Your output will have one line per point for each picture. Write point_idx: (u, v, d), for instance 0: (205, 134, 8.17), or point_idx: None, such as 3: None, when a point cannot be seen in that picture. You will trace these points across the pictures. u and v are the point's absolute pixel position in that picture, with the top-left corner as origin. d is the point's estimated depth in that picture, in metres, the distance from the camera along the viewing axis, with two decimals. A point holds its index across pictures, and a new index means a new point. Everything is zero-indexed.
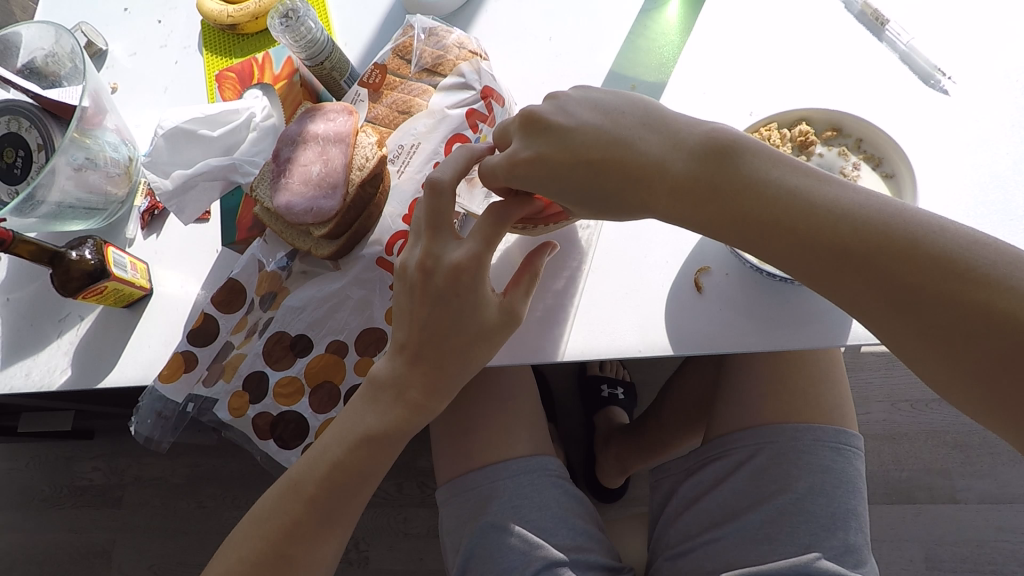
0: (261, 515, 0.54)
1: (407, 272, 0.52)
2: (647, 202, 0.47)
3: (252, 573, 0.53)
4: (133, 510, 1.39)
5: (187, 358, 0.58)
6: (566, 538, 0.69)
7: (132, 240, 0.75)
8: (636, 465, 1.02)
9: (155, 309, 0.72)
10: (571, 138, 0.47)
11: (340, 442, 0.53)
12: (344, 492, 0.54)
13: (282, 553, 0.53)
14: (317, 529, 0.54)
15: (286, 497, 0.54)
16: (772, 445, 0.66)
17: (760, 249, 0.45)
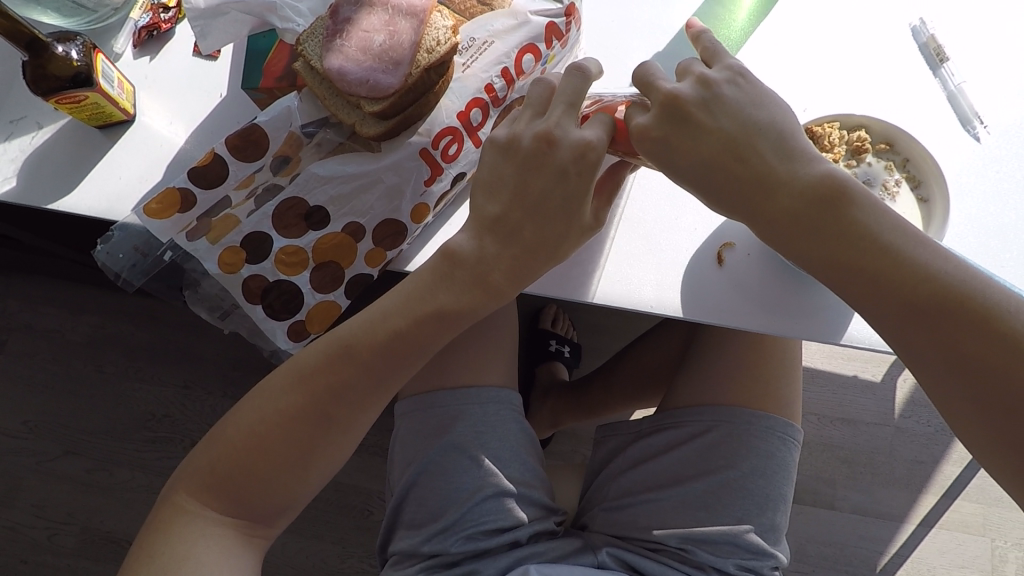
0: (304, 371, 0.54)
1: (520, 143, 0.49)
2: (753, 223, 0.47)
3: (290, 426, 0.54)
4: (18, 360, 1.26)
5: (183, 197, 0.52)
6: (516, 472, 0.71)
7: (120, 55, 0.66)
8: (569, 420, 1.06)
9: (134, 140, 0.64)
10: (706, 140, 0.45)
11: (404, 315, 0.53)
12: (398, 361, 0.54)
13: (325, 412, 0.54)
14: (363, 394, 0.54)
15: (336, 358, 0.53)
16: (728, 424, 0.70)
17: (848, 295, 0.46)
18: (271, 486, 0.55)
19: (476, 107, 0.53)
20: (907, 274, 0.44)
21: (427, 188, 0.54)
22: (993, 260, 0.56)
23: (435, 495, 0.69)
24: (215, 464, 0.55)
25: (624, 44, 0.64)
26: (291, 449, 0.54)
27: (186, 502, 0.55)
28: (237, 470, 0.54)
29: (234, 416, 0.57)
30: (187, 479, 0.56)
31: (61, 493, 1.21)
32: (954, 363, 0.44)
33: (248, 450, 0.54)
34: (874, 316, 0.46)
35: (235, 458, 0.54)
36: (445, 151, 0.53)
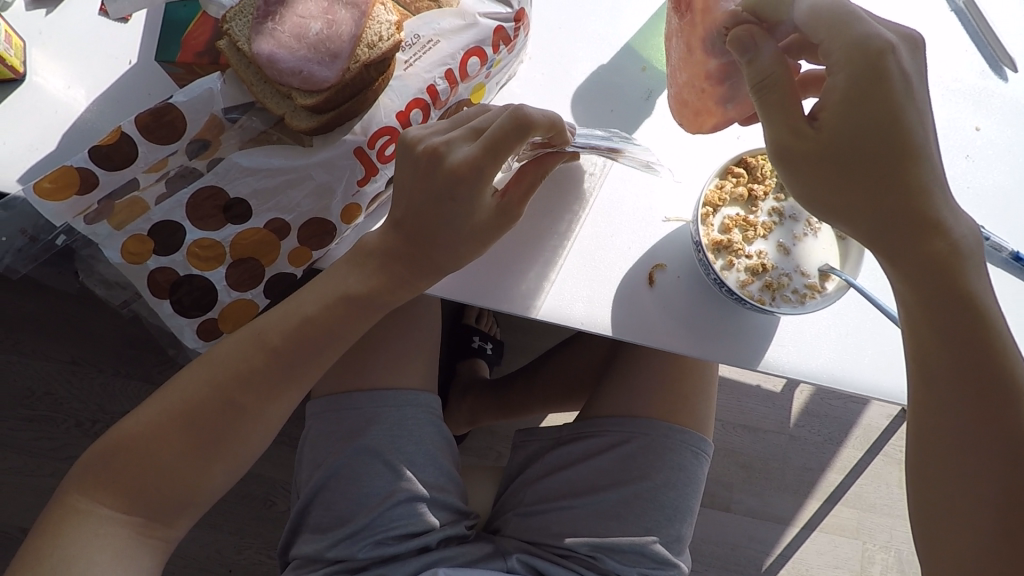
0: (212, 358, 0.51)
1: (415, 150, 0.48)
2: (905, 218, 0.46)
3: (193, 416, 0.51)
4: None
5: (80, 177, 0.47)
6: (431, 477, 0.70)
7: (9, 5, 0.58)
8: (488, 420, 1.06)
9: (22, 101, 0.57)
10: (881, 119, 0.44)
11: (315, 298, 0.52)
12: (311, 347, 0.52)
13: (232, 400, 0.51)
14: (273, 382, 0.52)
15: (247, 343, 0.51)
16: (643, 436, 0.72)
17: (931, 309, 0.48)
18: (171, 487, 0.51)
19: (417, 108, 0.51)
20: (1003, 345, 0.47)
21: (360, 188, 0.51)
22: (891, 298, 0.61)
23: (345, 499, 0.67)
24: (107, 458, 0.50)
25: (569, 55, 0.63)
26: (192, 442, 0.51)
27: (71, 503, 0.50)
28: (132, 464, 0.50)
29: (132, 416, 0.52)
30: (77, 479, 0.51)
31: None
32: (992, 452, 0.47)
33: (146, 442, 0.50)
34: (923, 336, 0.49)
35: (132, 453, 0.50)
36: (382, 151, 0.51)
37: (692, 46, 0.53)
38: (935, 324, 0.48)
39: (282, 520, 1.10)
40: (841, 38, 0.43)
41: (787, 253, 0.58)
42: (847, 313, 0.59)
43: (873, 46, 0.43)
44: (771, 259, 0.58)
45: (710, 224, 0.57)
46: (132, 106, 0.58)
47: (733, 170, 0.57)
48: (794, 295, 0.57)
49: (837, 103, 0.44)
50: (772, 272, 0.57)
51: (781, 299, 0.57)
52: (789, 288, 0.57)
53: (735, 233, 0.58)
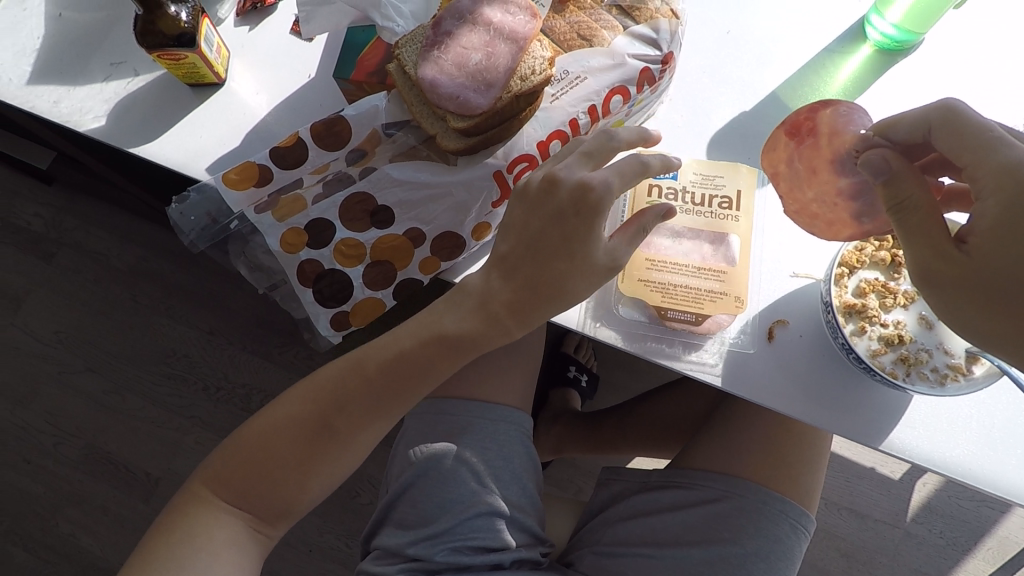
0: (320, 380, 0.56)
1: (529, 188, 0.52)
2: None
3: (295, 433, 0.56)
4: (60, 272, 1.33)
5: (260, 172, 0.54)
6: (514, 496, 0.71)
7: (222, 21, 0.68)
8: (573, 450, 1.04)
9: (219, 103, 0.66)
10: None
11: (415, 335, 0.54)
12: (404, 377, 0.55)
13: (327, 424, 0.55)
14: (364, 413, 0.55)
15: (349, 371, 0.56)
16: (737, 497, 0.69)
17: None
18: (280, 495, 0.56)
19: (557, 139, 0.54)
20: None
21: (493, 209, 0.56)
22: None
23: (429, 502, 0.69)
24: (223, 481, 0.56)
25: (711, 100, 0.63)
26: (287, 463, 0.56)
27: (196, 492, 0.57)
28: (238, 479, 0.56)
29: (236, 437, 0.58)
30: (201, 476, 0.58)
31: (73, 406, 1.25)
32: None
33: (245, 470, 0.56)
34: None
35: (231, 474, 0.56)
36: (518, 177, 0.54)
37: (818, 167, 0.52)
38: None
39: (363, 511, 1.15)
40: (985, 166, 0.43)
41: (930, 327, 0.53)
42: (990, 403, 0.54)
43: (1014, 170, 0.42)
44: (910, 331, 0.54)
45: (843, 284, 0.54)
46: (304, 114, 0.66)
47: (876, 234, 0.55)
48: (932, 374, 0.52)
49: (988, 229, 0.44)
50: (909, 346, 0.53)
51: (917, 376, 0.52)
52: (927, 366, 0.52)
53: (871, 298, 0.54)
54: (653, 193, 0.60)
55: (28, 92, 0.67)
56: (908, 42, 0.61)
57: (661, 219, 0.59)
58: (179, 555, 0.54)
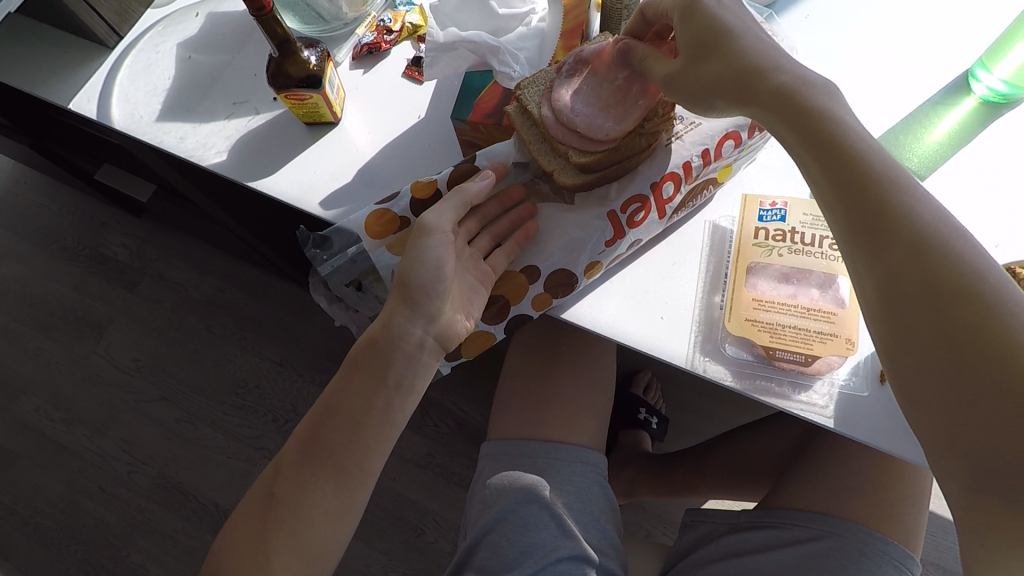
0: (307, 433, 0.58)
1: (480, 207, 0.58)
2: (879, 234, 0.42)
3: (308, 448, 0.57)
4: (143, 301, 1.41)
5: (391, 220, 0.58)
6: (595, 538, 0.70)
7: (339, 64, 0.72)
8: (645, 493, 1.05)
9: (333, 141, 0.70)
10: (745, 96, 0.47)
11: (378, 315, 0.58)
12: (375, 354, 0.57)
13: (333, 416, 0.57)
14: (361, 398, 0.57)
15: (345, 375, 0.58)
16: (836, 537, 0.66)
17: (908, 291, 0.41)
18: (296, 516, 0.55)
19: (670, 181, 0.57)
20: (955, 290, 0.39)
21: (605, 248, 0.57)
22: None
23: (510, 544, 0.68)
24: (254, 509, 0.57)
25: None
26: (311, 463, 0.57)
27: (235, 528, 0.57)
28: (268, 503, 0.56)
29: (258, 480, 0.60)
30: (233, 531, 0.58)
31: (148, 433, 1.29)
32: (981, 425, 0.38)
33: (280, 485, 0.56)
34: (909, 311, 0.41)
35: (274, 497, 0.56)
36: (632, 217, 0.57)
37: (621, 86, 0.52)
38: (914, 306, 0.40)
39: (426, 549, 1.15)
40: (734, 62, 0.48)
41: None
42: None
43: (832, 129, 0.44)
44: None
45: None
46: (414, 151, 0.69)
47: None
48: None
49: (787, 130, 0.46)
50: None
51: None
52: None
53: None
54: (759, 235, 0.61)
55: (157, 129, 0.72)
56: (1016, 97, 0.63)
57: (768, 261, 0.60)
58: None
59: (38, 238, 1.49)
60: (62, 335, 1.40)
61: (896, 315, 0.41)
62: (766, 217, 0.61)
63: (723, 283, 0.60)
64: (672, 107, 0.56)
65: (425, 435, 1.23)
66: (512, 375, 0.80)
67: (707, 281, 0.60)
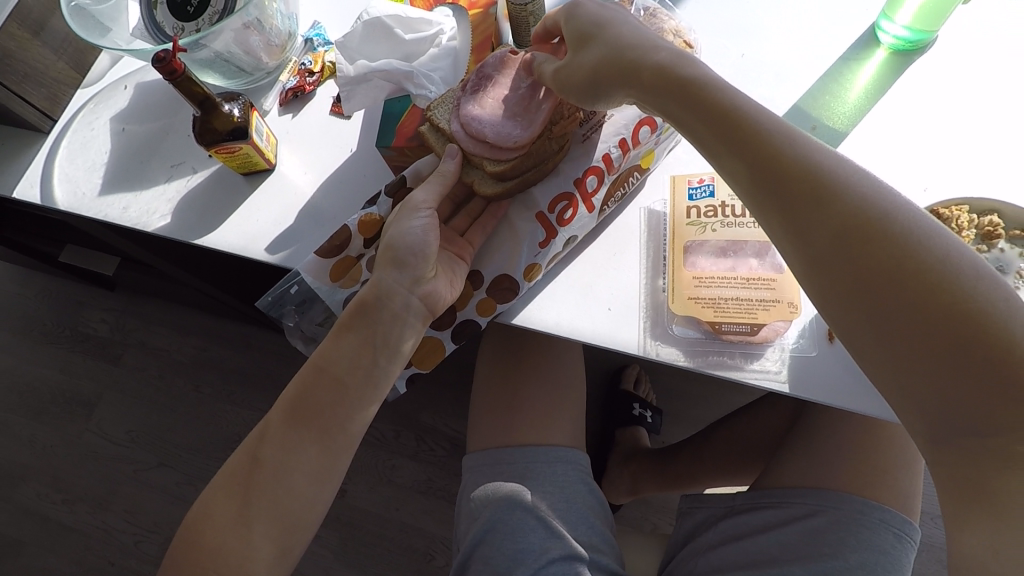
0: (297, 394, 0.58)
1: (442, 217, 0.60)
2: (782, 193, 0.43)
3: (301, 410, 0.57)
4: (129, 372, 1.42)
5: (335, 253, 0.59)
6: (584, 535, 0.71)
7: (267, 112, 0.74)
8: (649, 488, 1.03)
9: (271, 186, 0.71)
10: (609, 62, 0.49)
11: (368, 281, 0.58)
12: (366, 317, 0.57)
13: (326, 380, 0.57)
14: (355, 360, 0.57)
15: (338, 335, 0.58)
16: (834, 510, 0.65)
17: (818, 249, 0.41)
18: (278, 482, 0.56)
19: (592, 175, 0.59)
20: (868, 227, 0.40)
21: (541, 249, 0.59)
22: None
23: (500, 554, 0.69)
24: (241, 471, 0.57)
25: None
26: (305, 426, 0.57)
27: (219, 488, 0.57)
28: (258, 464, 0.56)
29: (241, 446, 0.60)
30: (214, 487, 0.57)
31: (150, 501, 1.29)
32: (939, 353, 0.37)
33: (268, 450, 0.57)
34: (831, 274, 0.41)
35: (262, 459, 0.56)
36: (561, 216, 0.59)
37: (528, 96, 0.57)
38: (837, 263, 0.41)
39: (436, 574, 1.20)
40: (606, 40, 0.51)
41: None
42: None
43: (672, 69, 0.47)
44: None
45: None
46: (352, 185, 0.70)
47: None
48: None
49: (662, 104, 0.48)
50: None
51: None
52: None
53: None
54: (691, 214, 0.62)
55: (101, 203, 0.73)
56: (923, 41, 0.64)
57: (703, 238, 0.61)
58: (218, 536, 0.55)
59: (18, 325, 1.50)
60: (53, 417, 1.40)
61: (863, 313, 0.40)
62: (695, 195, 0.63)
63: (663, 266, 0.61)
64: (576, 108, 0.58)
65: (423, 461, 1.28)
66: (480, 386, 0.81)
67: (649, 265, 0.61)
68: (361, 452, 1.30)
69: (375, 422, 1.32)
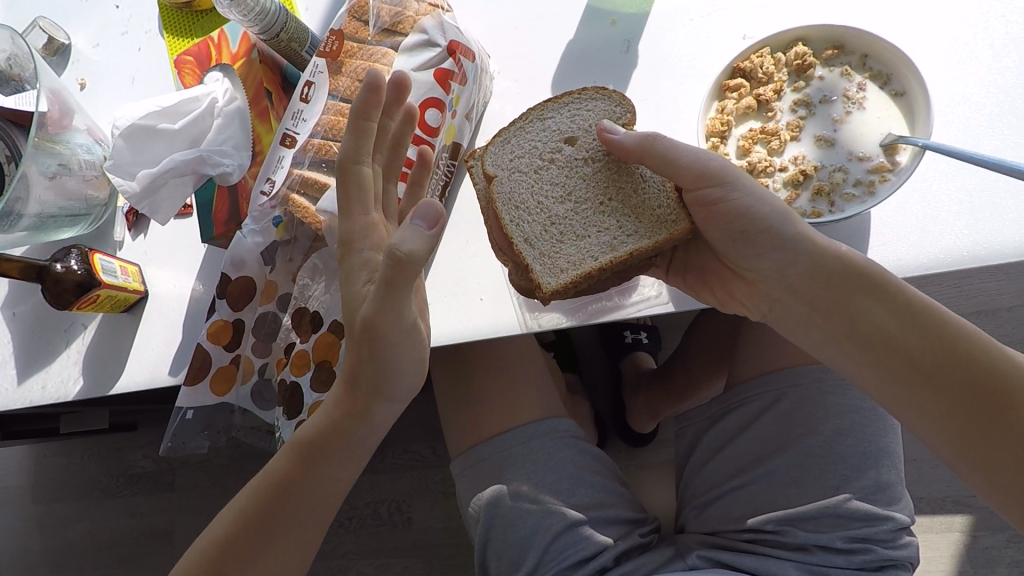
0: (248, 511, 0.56)
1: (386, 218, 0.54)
2: (812, 288, 0.51)
3: (254, 527, 0.55)
4: (186, 492, 1.49)
5: (205, 366, 0.58)
6: (585, 497, 0.69)
7: (121, 242, 0.74)
8: (667, 409, 0.98)
9: (154, 310, 0.72)
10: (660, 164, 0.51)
11: (343, 400, 0.54)
12: (345, 448, 0.56)
13: (285, 502, 0.55)
14: (326, 484, 0.56)
15: (302, 455, 0.55)
16: (795, 389, 0.62)
17: (853, 333, 0.51)
18: None
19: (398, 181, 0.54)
20: (888, 316, 0.49)
21: None
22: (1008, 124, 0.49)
23: (508, 545, 0.68)
24: None
25: (535, 44, 0.60)
26: (261, 551, 0.55)
27: None
28: None
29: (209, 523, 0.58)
30: None
31: None
32: (965, 411, 0.47)
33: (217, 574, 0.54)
34: (869, 350, 0.50)
35: None
36: None
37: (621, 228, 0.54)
38: (875, 342, 0.50)
39: None
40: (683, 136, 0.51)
41: (832, 144, 0.51)
42: (955, 173, 0.50)
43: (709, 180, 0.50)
44: (813, 160, 0.51)
45: (724, 153, 0.53)
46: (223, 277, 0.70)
47: (730, 85, 0.52)
48: (858, 189, 0.50)
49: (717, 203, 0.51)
50: (820, 174, 0.51)
51: (843, 200, 0.50)
52: (849, 183, 0.50)
53: (757, 150, 0.52)
54: None
55: (21, 390, 0.75)
56: None
57: None
58: None
59: (77, 492, 1.58)
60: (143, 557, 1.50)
61: (894, 378, 0.50)
62: None
63: None
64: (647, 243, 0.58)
65: None
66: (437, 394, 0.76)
67: None
68: (407, 478, 1.32)
69: (411, 445, 1.33)
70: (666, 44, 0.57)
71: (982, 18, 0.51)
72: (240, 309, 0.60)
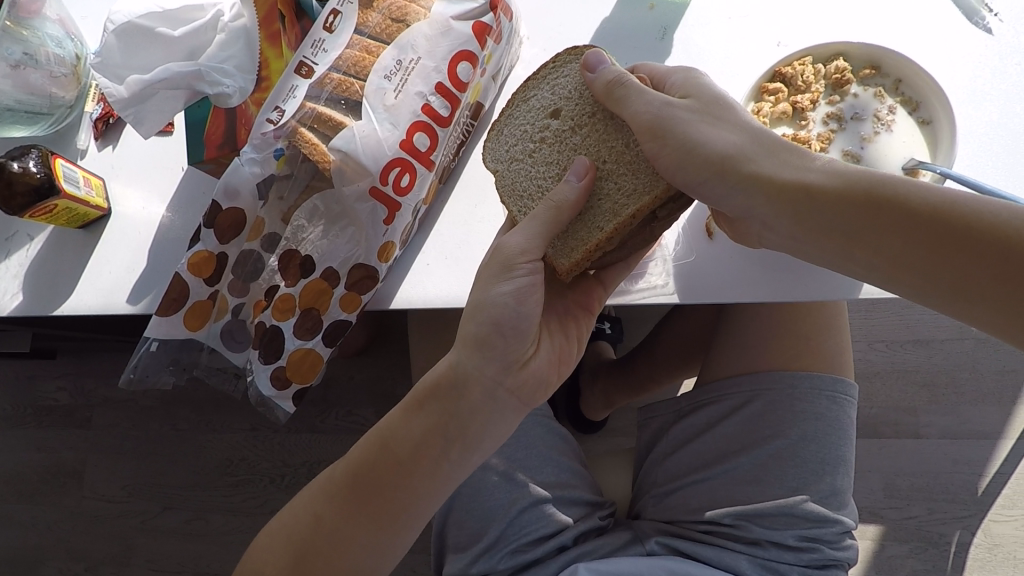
0: (354, 464, 0.58)
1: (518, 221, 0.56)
2: (786, 218, 0.49)
3: (355, 483, 0.57)
4: (103, 431, 1.40)
5: (178, 298, 0.54)
6: (552, 476, 0.70)
7: (85, 152, 0.68)
8: (623, 400, 1.01)
9: (115, 231, 0.66)
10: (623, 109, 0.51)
11: (468, 366, 0.56)
12: (457, 419, 0.56)
13: (393, 465, 0.57)
14: (432, 455, 0.57)
15: (411, 414, 0.57)
16: (770, 392, 0.65)
17: (855, 253, 0.48)
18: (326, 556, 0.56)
19: (420, 131, 0.51)
20: (879, 226, 0.47)
21: (388, 227, 0.53)
22: (1005, 166, 0.52)
23: (471, 517, 0.68)
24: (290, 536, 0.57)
25: (569, 15, 0.59)
26: (365, 509, 0.56)
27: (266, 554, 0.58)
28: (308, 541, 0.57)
29: (307, 491, 0.60)
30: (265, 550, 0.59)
31: (166, 544, 1.33)
32: (998, 279, 0.44)
33: (320, 526, 0.57)
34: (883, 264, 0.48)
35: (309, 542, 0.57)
36: (396, 184, 0.51)
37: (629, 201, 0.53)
38: (882, 258, 0.47)
39: None
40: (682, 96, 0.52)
41: (857, 160, 0.53)
42: None
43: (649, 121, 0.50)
44: None
45: None
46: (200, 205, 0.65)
47: (768, 89, 0.54)
48: None
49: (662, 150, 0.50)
50: None
51: None
52: None
53: None
54: None
55: None
56: None
57: None
58: None
59: None
60: (46, 495, 1.40)
61: (916, 278, 0.47)
62: None
63: None
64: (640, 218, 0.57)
65: None
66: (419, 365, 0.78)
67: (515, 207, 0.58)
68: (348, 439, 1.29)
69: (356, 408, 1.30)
70: (702, 38, 0.57)
71: (994, 64, 0.54)
72: (223, 243, 0.56)
